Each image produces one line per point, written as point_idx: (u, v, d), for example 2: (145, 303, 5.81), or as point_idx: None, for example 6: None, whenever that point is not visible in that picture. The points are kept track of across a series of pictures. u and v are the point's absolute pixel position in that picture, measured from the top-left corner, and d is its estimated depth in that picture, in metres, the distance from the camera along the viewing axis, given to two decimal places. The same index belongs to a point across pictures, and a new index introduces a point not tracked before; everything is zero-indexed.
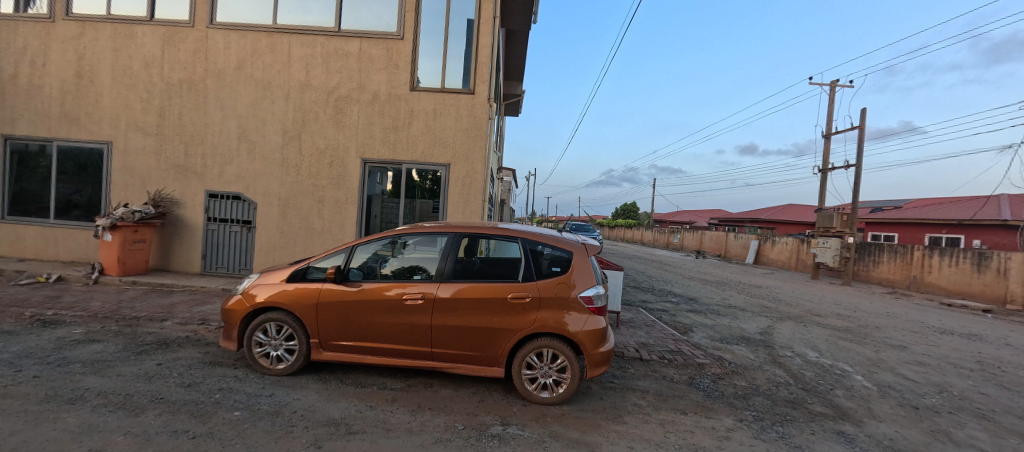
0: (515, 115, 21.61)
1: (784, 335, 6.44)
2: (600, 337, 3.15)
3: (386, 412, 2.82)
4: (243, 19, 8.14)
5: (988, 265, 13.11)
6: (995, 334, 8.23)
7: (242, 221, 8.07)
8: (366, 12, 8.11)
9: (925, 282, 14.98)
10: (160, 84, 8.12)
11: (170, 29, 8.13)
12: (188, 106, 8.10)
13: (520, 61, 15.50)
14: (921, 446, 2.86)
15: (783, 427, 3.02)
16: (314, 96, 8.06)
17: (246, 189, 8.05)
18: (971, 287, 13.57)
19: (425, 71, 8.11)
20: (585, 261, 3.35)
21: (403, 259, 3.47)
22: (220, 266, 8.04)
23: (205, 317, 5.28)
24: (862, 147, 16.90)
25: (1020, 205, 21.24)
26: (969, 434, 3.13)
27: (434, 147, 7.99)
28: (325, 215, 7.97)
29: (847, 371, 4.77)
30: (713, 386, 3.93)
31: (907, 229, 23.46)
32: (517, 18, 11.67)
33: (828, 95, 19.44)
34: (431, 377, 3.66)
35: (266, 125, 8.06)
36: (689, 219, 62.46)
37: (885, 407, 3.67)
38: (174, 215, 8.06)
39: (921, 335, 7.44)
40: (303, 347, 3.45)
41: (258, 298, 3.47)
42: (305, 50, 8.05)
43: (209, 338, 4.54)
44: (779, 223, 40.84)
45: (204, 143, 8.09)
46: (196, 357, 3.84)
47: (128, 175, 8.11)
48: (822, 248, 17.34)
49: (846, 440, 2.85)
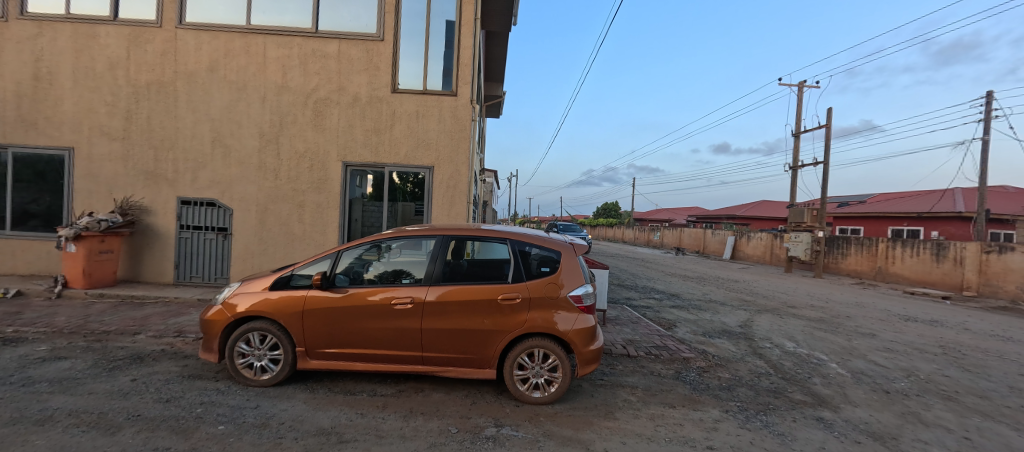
0: (496, 116, 21.67)
1: (763, 327, 6.68)
2: (590, 335, 3.20)
3: (377, 419, 2.78)
4: (215, 20, 7.87)
5: (946, 254, 13.89)
6: (955, 319, 8.76)
7: (217, 228, 7.81)
8: (344, 13, 7.97)
9: (889, 272, 15.75)
10: (126, 86, 7.77)
11: (137, 30, 7.79)
12: (157, 110, 7.78)
13: (500, 63, 15.56)
14: (894, 428, 3.01)
15: (767, 416, 3.12)
16: (291, 98, 7.86)
17: (221, 195, 7.78)
18: (932, 276, 14.35)
19: (407, 73, 8.03)
20: (574, 261, 3.39)
21: (390, 262, 3.43)
22: (195, 275, 7.75)
23: (182, 329, 5.08)
24: (829, 145, 17.68)
25: (972, 198, 22.62)
26: (937, 415, 3.32)
27: (417, 150, 7.92)
28: (306, 220, 7.79)
29: (824, 360, 4.98)
30: (699, 379, 4.05)
31: (872, 222, 24.64)
32: (497, 19, 11.72)
33: (797, 96, 20.25)
34: (422, 382, 3.63)
35: (242, 128, 7.81)
36: (668, 216, 63.85)
37: (859, 392, 3.86)
38: (144, 223, 7.72)
39: (889, 323, 7.82)
40: (289, 356, 3.36)
41: (239, 308, 3.36)
42: (282, 51, 7.85)
43: (187, 350, 4.37)
44: (754, 219, 42.24)
45: (175, 148, 7.78)
46: (174, 371, 3.69)
47: (92, 182, 7.72)
48: (794, 242, 18.06)
49: (825, 426, 2.98)
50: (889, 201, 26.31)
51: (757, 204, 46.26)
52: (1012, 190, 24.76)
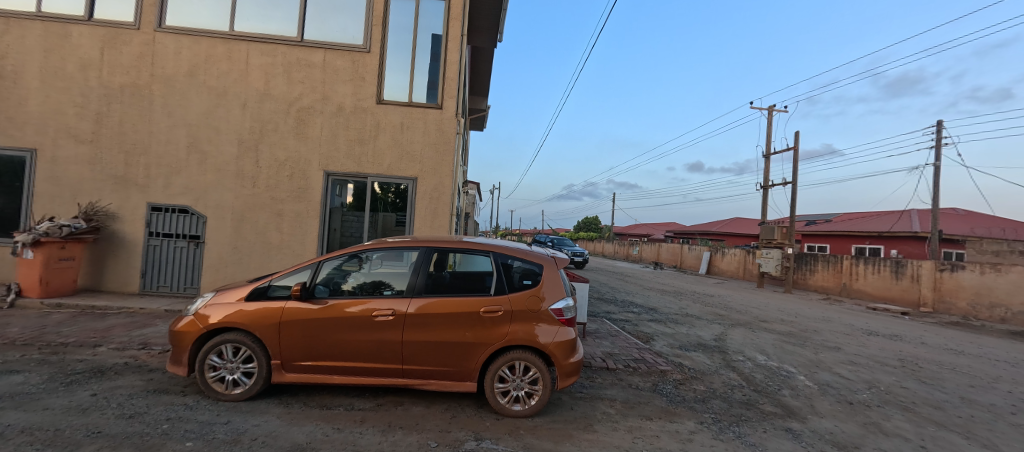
0: (480, 129, 21.85)
1: (736, 341, 6.89)
2: (570, 348, 3.24)
3: (355, 434, 2.73)
4: (197, 25, 7.76)
5: (904, 272, 14.67)
6: (913, 334, 9.23)
7: (189, 236, 7.54)
8: (331, 24, 7.99)
9: (853, 288, 16.54)
10: (98, 88, 7.51)
11: (112, 31, 7.59)
12: (130, 113, 7.53)
13: (486, 77, 15.80)
14: (857, 438, 3.15)
15: (739, 427, 3.23)
16: (274, 106, 7.77)
17: (195, 202, 7.54)
18: (892, 292, 15.10)
19: (392, 86, 8.07)
20: (554, 274, 3.44)
21: (370, 273, 3.40)
22: (163, 285, 7.43)
23: (147, 341, 4.86)
24: (797, 167, 18.57)
25: (927, 219, 24.13)
26: (896, 425, 3.50)
27: (401, 161, 7.91)
28: (285, 229, 7.62)
29: (792, 372, 5.18)
30: (675, 391, 4.14)
31: (837, 240, 25.90)
32: (483, 35, 11.98)
33: (767, 118, 21.19)
34: (401, 395, 3.59)
35: (220, 134, 7.65)
36: (647, 231, 65.36)
37: (825, 404, 4.02)
38: (109, 230, 7.39)
39: (853, 337, 8.19)
40: (263, 369, 3.27)
41: (212, 320, 3.25)
42: (265, 58, 7.78)
43: (153, 364, 4.19)
44: (727, 236, 43.73)
45: (148, 152, 7.53)
46: (139, 385, 3.53)
47: (55, 185, 7.36)
48: (765, 258, 18.75)
49: (793, 436, 3.09)
50: (852, 221, 27.67)
51: (731, 220, 47.85)
52: (961, 212, 26.60)
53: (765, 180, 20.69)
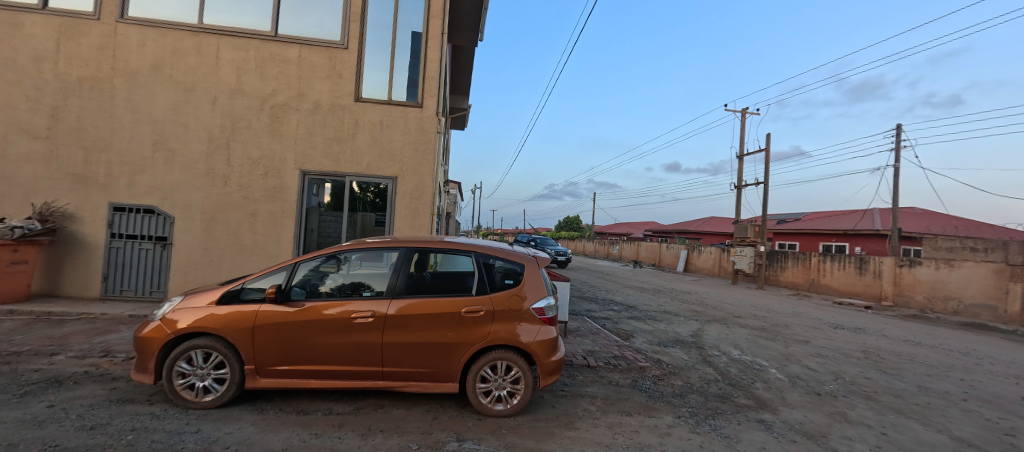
0: (460, 128, 21.72)
1: (712, 336, 7.09)
2: (551, 347, 3.26)
3: (334, 439, 2.67)
4: (163, 16, 7.42)
5: (867, 268, 15.41)
6: (875, 326, 9.72)
7: (155, 237, 7.21)
8: (307, 19, 7.78)
9: (821, 283, 17.26)
10: (54, 81, 7.09)
11: (69, 21, 7.17)
12: (89, 108, 7.14)
13: (466, 76, 15.72)
14: (823, 427, 3.30)
15: (714, 420, 3.32)
16: (246, 103, 7.51)
17: (161, 202, 7.22)
18: (856, 287, 15.83)
19: (371, 84, 7.93)
20: (536, 273, 3.45)
21: (349, 275, 3.34)
22: (127, 289, 7.08)
23: (109, 348, 4.62)
24: (769, 167, 19.22)
25: (888, 218, 25.42)
26: (860, 414, 3.68)
27: (381, 160, 7.78)
28: (258, 230, 7.39)
29: (765, 366, 5.37)
30: (654, 387, 4.23)
31: (805, 238, 26.98)
32: (464, 34, 11.91)
33: (741, 121, 21.85)
34: (381, 398, 3.54)
35: (189, 131, 7.34)
36: (626, 230, 66.44)
37: (795, 395, 4.19)
38: (67, 232, 6.99)
39: (821, 330, 8.54)
40: (235, 375, 3.16)
41: (180, 325, 3.12)
42: (237, 53, 7.51)
43: (116, 372, 3.99)
44: (704, 234, 44.92)
45: (110, 150, 7.16)
46: (101, 395, 3.35)
47: (6, 184, 6.91)
48: (739, 256, 19.34)
49: (766, 427, 3.21)
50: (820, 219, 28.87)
51: (707, 219, 49.16)
52: (919, 211, 28.11)
53: (738, 180, 21.34)
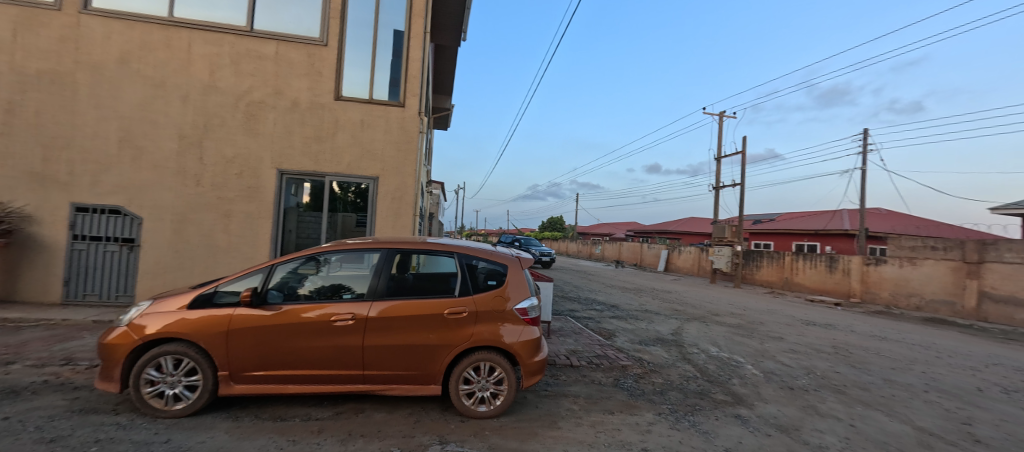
0: (443, 128, 21.56)
1: (691, 334, 7.24)
2: (534, 347, 3.27)
3: (313, 445, 2.61)
4: (130, 8, 7.11)
5: (837, 266, 16.02)
6: (844, 322, 10.12)
7: (122, 239, 6.89)
8: (285, 14, 7.59)
9: (794, 282, 17.87)
10: (10, 74, 6.71)
11: (27, 11, 6.80)
12: (49, 103, 6.77)
13: (449, 76, 15.61)
14: (796, 420, 3.42)
15: (693, 416, 3.39)
16: (220, 100, 7.26)
17: (128, 202, 6.91)
18: (827, 284, 16.44)
19: (352, 82, 7.79)
20: (519, 274, 3.46)
21: (328, 277, 3.26)
22: (90, 293, 6.75)
23: (71, 356, 4.40)
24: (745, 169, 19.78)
25: (856, 218, 26.52)
26: (830, 407, 3.83)
27: (362, 160, 7.65)
28: (233, 231, 7.16)
29: (741, 362, 5.53)
30: (635, 385, 4.29)
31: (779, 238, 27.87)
32: (447, 33, 11.82)
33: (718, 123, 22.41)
34: (362, 402, 3.47)
35: (158, 128, 7.05)
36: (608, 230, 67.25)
37: (770, 390, 4.33)
38: (24, 233, 6.61)
39: (794, 327, 8.84)
40: (208, 381, 3.05)
41: (148, 330, 2.99)
42: (210, 48, 7.26)
43: (79, 380, 3.80)
44: (683, 235, 45.88)
45: (72, 147, 6.81)
46: (61, 405, 3.18)
47: None
48: (717, 256, 19.83)
49: (742, 422, 3.30)
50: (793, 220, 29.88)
51: (687, 219, 50.23)
52: (884, 212, 29.40)
53: (716, 181, 21.87)
